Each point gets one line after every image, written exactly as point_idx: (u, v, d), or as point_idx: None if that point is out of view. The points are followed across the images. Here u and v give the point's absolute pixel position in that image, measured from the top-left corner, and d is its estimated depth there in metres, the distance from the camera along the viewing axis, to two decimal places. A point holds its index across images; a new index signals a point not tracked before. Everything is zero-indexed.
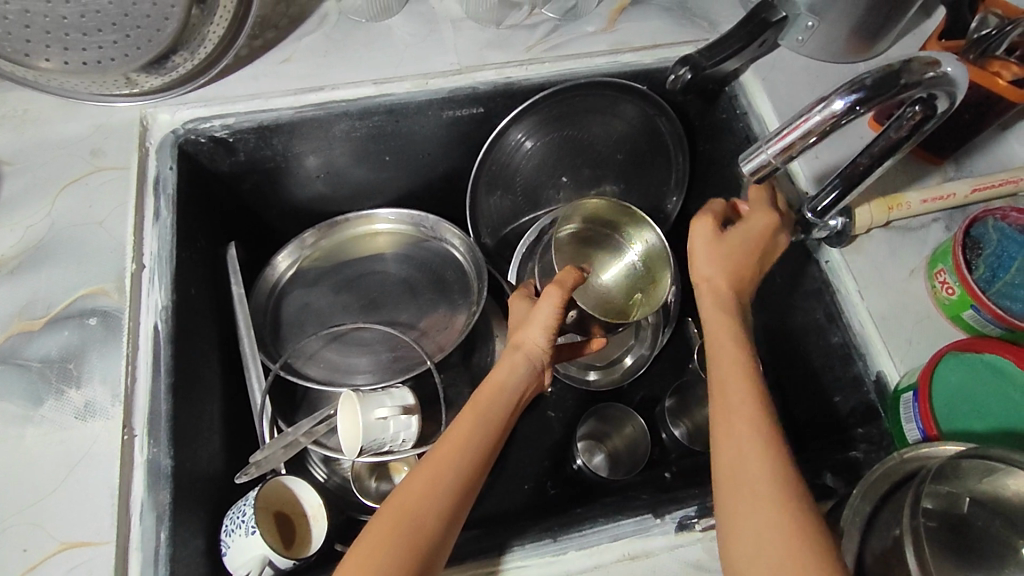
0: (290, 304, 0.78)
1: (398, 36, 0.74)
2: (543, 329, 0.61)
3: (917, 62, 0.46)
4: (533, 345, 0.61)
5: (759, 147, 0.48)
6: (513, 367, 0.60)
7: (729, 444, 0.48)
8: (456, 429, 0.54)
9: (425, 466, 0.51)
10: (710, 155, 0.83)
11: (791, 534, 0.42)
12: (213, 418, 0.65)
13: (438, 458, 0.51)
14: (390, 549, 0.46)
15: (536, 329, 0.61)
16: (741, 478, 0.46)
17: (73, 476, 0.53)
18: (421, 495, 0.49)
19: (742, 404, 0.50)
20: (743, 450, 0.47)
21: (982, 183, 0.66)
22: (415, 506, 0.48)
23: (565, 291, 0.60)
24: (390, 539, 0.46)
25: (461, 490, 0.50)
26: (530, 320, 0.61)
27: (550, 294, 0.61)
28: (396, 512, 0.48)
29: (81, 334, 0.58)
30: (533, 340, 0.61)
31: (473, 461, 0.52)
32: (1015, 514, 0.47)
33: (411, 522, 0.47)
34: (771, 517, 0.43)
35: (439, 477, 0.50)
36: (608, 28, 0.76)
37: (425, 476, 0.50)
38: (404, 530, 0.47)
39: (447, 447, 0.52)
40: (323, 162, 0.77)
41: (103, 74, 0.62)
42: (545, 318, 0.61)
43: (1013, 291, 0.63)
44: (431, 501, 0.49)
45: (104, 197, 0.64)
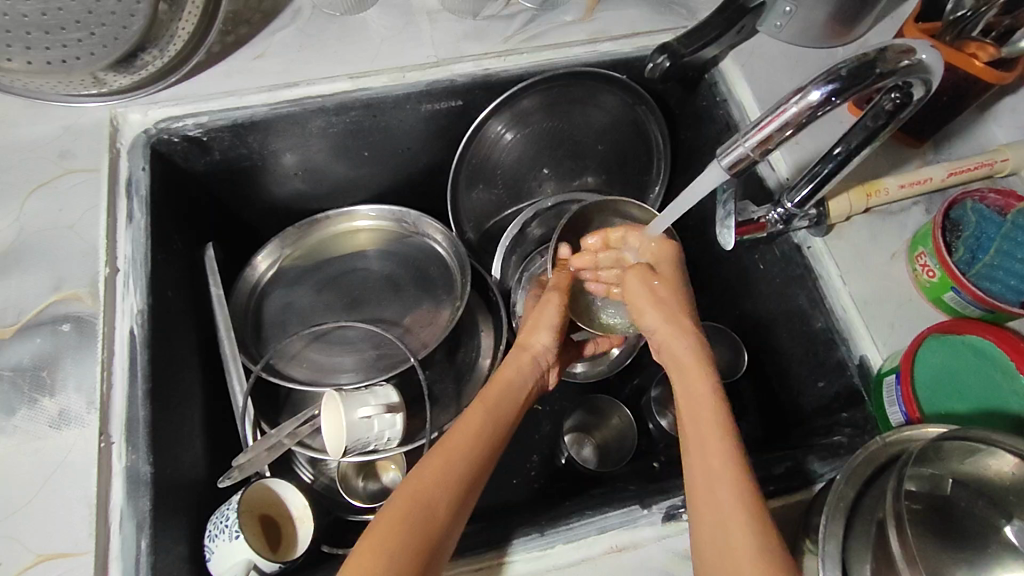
0: (271, 304, 0.77)
1: (374, 30, 0.72)
2: (546, 330, 0.65)
3: (890, 51, 0.45)
4: (536, 347, 0.66)
5: (737, 141, 0.48)
6: (520, 366, 0.64)
7: (704, 456, 0.51)
8: (461, 423, 0.57)
9: (435, 456, 0.53)
10: (691, 143, 0.83)
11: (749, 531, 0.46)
12: (195, 423, 0.64)
13: (445, 450, 0.53)
14: (397, 539, 0.47)
15: (542, 332, 0.66)
16: (716, 491, 0.49)
17: (49, 485, 0.52)
18: (429, 485, 0.51)
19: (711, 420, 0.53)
20: (720, 461, 0.50)
21: (957, 167, 0.66)
22: (424, 494, 0.50)
23: (562, 294, 0.65)
24: (398, 529, 0.47)
25: (467, 483, 0.52)
26: (537, 323, 0.66)
27: (550, 302, 0.66)
28: (405, 502, 0.49)
29: (54, 341, 0.57)
30: (538, 342, 0.66)
31: (474, 460, 0.54)
32: (998, 493, 0.47)
33: (420, 510, 0.49)
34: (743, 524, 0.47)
35: (446, 469, 0.52)
36: (586, 17, 0.75)
37: (436, 465, 0.52)
38: (414, 519, 0.48)
39: (454, 440, 0.54)
40: (301, 159, 0.76)
41: (69, 74, 0.60)
42: (549, 321, 0.65)
43: (992, 272, 0.62)
44: (438, 492, 0.51)
45: (75, 200, 0.62)
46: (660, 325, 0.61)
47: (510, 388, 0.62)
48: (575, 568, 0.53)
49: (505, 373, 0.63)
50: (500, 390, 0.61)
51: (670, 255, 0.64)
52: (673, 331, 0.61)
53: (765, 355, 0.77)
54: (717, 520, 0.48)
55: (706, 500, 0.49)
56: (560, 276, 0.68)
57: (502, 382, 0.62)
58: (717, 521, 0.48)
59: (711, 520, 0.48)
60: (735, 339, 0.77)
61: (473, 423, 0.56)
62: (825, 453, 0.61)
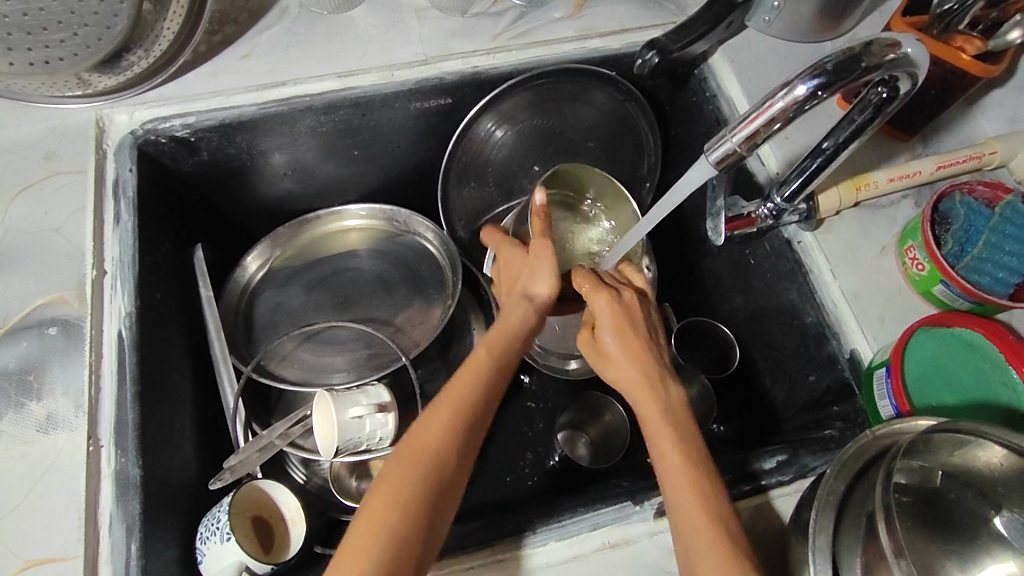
0: (262, 305, 0.76)
1: (362, 28, 0.72)
2: (548, 276, 0.60)
3: (876, 44, 0.45)
4: (540, 295, 0.60)
5: (724, 136, 0.48)
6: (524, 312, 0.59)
7: (667, 470, 0.52)
8: (464, 368, 0.55)
9: (440, 406, 0.52)
10: (681, 139, 0.82)
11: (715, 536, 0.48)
12: (185, 426, 0.63)
13: (451, 397, 0.53)
14: (410, 490, 0.48)
15: (542, 281, 0.60)
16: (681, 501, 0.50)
17: (37, 490, 0.52)
18: (437, 434, 0.51)
19: (663, 430, 0.54)
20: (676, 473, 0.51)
21: (946, 160, 0.66)
22: (433, 443, 0.50)
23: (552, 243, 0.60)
24: (411, 481, 0.48)
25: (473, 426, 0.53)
26: (535, 270, 0.61)
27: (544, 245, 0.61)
28: (414, 452, 0.50)
29: (41, 345, 0.57)
30: (540, 290, 0.60)
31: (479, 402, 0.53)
32: (987, 486, 0.47)
33: (428, 459, 0.50)
34: (707, 535, 0.48)
35: (453, 417, 0.52)
36: (575, 13, 0.75)
37: (442, 414, 0.52)
38: (421, 471, 0.49)
39: (456, 386, 0.54)
40: (290, 159, 0.76)
41: (53, 75, 0.59)
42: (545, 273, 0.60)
43: (980, 265, 0.62)
44: (447, 440, 0.51)
45: (61, 202, 0.62)
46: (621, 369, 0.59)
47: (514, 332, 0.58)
48: (567, 565, 0.53)
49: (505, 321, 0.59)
50: (501, 336, 0.58)
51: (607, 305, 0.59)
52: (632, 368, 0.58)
53: (756, 349, 0.77)
54: (683, 529, 0.49)
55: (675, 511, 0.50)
56: (542, 220, 0.62)
57: (504, 324, 0.59)
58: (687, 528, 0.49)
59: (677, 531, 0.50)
60: (726, 337, 0.78)
61: (473, 369, 0.55)
62: (816, 447, 0.61)
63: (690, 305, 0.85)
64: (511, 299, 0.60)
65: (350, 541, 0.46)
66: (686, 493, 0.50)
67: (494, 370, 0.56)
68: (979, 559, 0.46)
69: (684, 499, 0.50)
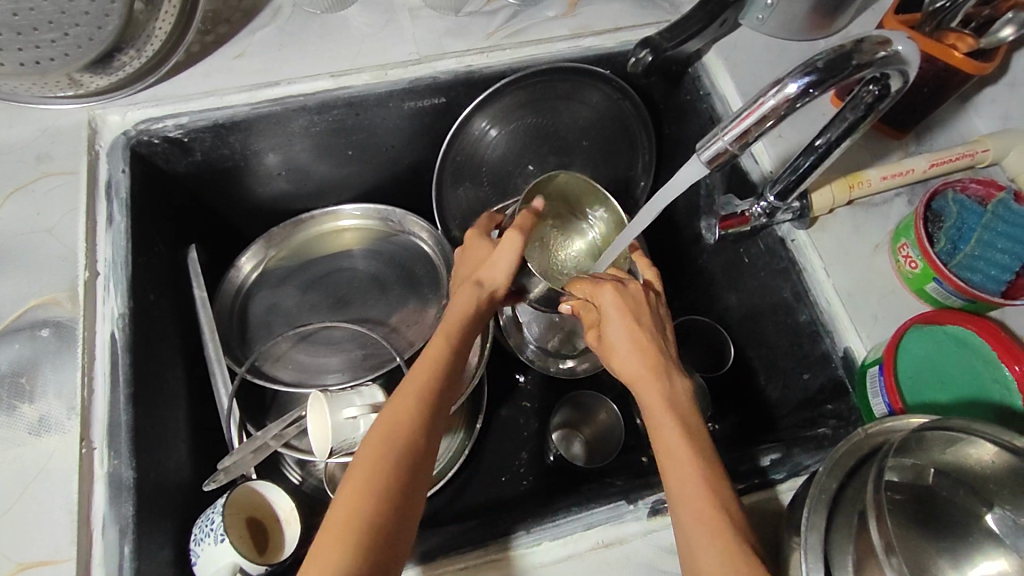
0: (256, 305, 0.76)
1: (355, 28, 0.72)
2: (506, 266, 0.62)
3: (867, 42, 0.45)
4: (491, 283, 0.62)
5: (716, 134, 0.48)
6: (474, 304, 0.60)
7: (673, 460, 0.52)
8: (420, 358, 0.56)
9: (400, 396, 0.53)
10: (676, 137, 0.82)
11: (714, 528, 0.47)
12: (179, 427, 0.63)
13: (410, 386, 0.54)
14: (377, 478, 0.48)
15: (501, 272, 0.62)
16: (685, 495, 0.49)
17: (30, 492, 0.52)
18: (398, 422, 0.52)
19: (670, 424, 0.54)
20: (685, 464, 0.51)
21: (940, 158, 0.66)
22: (396, 430, 0.51)
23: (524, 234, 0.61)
24: (377, 469, 0.49)
25: (434, 412, 0.53)
26: (495, 261, 0.62)
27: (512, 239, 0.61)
28: (379, 441, 0.50)
29: (33, 347, 0.57)
30: (496, 280, 0.62)
31: (437, 388, 0.54)
32: (978, 483, 0.47)
33: (392, 446, 0.50)
34: (711, 524, 0.47)
35: (415, 405, 0.53)
36: (569, 12, 0.75)
37: (404, 401, 0.53)
38: (387, 457, 0.50)
39: (414, 375, 0.55)
40: (283, 159, 0.75)
41: (44, 76, 0.59)
42: (509, 260, 0.62)
43: (973, 263, 0.62)
44: (411, 427, 0.52)
45: (53, 204, 0.62)
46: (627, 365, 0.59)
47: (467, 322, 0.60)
48: (561, 565, 0.53)
49: (455, 312, 0.60)
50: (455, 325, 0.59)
51: (608, 300, 0.61)
52: (643, 363, 0.58)
53: (751, 348, 0.77)
54: (687, 518, 0.49)
55: (679, 499, 0.50)
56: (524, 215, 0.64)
57: (454, 313, 0.60)
58: (692, 520, 0.48)
59: (680, 520, 0.49)
60: (723, 338, 0.77)
61: (434, 356, 0.56)
62: (810, 445, 0.62)
63: (685, 303, 0.85)
64: (463, 290, 0.61)
65: (323, 535, 0.46)
66: (692, 482, 0.50)
67: (449, 357, 0.57)
68: (970, 556, 0.47)
69: (690, 488, 0.50)
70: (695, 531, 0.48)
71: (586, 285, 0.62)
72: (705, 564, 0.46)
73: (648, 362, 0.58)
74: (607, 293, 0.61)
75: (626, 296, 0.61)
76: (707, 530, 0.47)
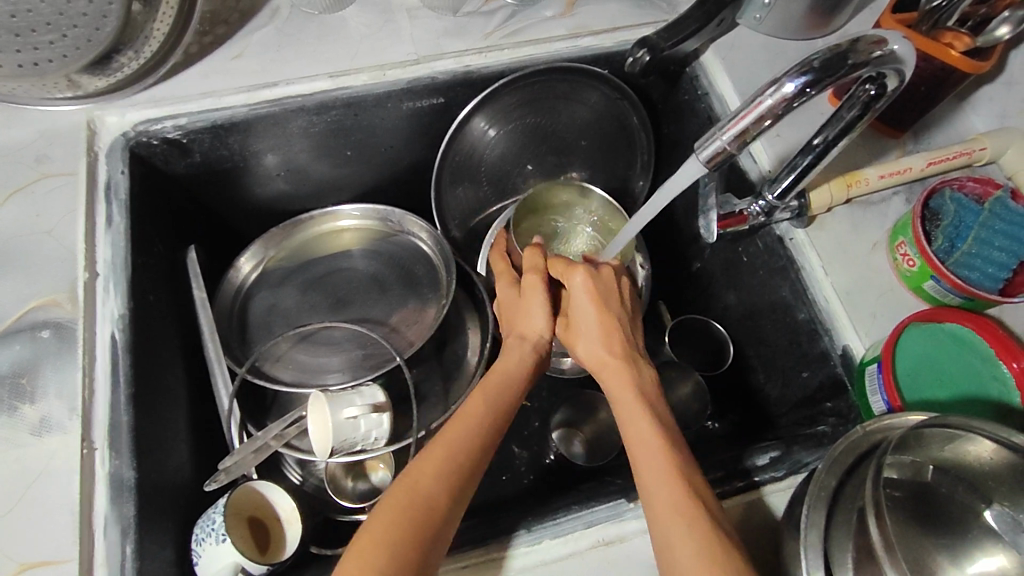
0: (256, 306, 0.76)
1: (354, 28, 0.72)
2: (540, 313, 0.65)
3: (863, 41, 0.45)
4: (534, 334, 0.65)
5: (714, 134, 0.48)
6: (523, 356, 0.63)
7: (645, 454, 0.52)
8: (456, 419, 0.56)
9: (429, 455, 0.53)
10: (674, 137, 0.83)
11: (692, 524, 0.47)
12: (180, 427, 0.63)
13: (443, 446, 0.53)
14: (394, 534, 0.47)
15: (536, 321, 0.65)
16: (657, 489, 0.50)
17: (32, 493, 0.52)
18: (427, 475, 0.51)
19: (636, 410, 0.56)
20: (655, 457, 0.52)
21: (936, 157, 0.66)
22: (422, 488, 0.50)
23: (542, 276, 0.65)
24: (396, 525, 0.48)
25: (466, 474, 0.53)
26: (527, 309, 0.65)
27: (534, 284, 0.65)
28: (403, 497, 0.49)
29: (34, 348, 0.57)
30: (535, 328, 0.65)
31: (470, 452, 0.54)
32: (976, 479, 0.47)
33: (421, 499, 0.50)
34: (688, 519, 0.47)
35: (444, 464, 0.52)
36: (566, 12, 0.75)
37: (437, 455, 0.53)
38: (413, 509, 0.49)
39: (448, 435, 0.54)
40: (282, 160, 0.75)
41: (42, 77, 0.59)
42: (539, 307, 0.65)
43: (971, 260, 0.62)
44: (442, 481, 0.51)
45: (52, 205, 0.62)
46: (594, 353, 0.62)
47: (511, 381, 0.61)
48: (562, 563, 0.54)
49: (501, 367, 0.62)
50: (499, 385, 0.60)
51: (580, 286, 0.63)
52: (608, 352, 0.62)
53: (750, 346, 0.77)
54: (662, 513, 0.48)
55: (655, 495, 0.50)
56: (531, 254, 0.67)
57: (500, 372, 0.61)
58: (666, 515, 0.48)
59: (657, 517, 0.49)
60: (721, 335, 0.78)
61: (472, 413, 0.57)
62: (810, 443, 0.62)
63: (684, 302, 0.86)
64: (510, 343, 0.64)
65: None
66: (668, 477, 0.50)
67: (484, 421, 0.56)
68: (970, 552, 0.47)
69: (665, 484, 0.50)
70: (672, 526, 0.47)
71: (560, 266, 0.64)
72: (683, 559, 0.46)
73: (611, 350, 0.62)
74: (580, 276, 0.63)
75: (597, 283, 0.63)
76: (687, 524, 0.47)
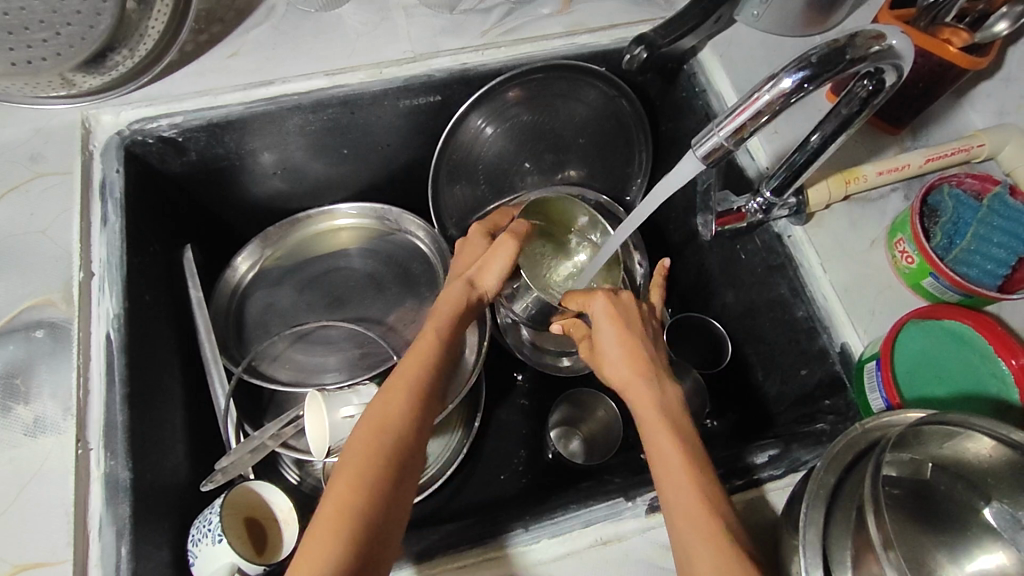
0: (252, 305, 0.76)
1: (350, 26, 0.71)
2: (500, 271, 0.63)
3: (861, 36, 0.45)
4: (485, 286, 0.63)
5: (711, 130, 0.48)
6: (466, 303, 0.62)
7: (667, 470, 0.51)
8: (408, 357, 0.56)
9: (388, 395, 0.53)
10: (672, 134, 0.82)
11: (707, 522, 0.48)
12: (176, 427, 0.63)
13: (400, 383, 0.54)
14: (368, 473, 0.48)
15: (492, 275, 0.63)
16: (674, 491, 0.50)
17: (26, 493, 0.52)
18: (389, 412, 0.52)
19: (659, 427, 0.54)
20: (679, 471, 0.51)
21: (935, 153, 0.66)
22: (387, 425, 0.51)
23: (519, 242, 0.63)
24: (368, 465, 0.49)
25: (424, 408, 0.54)
26: (489, 264, 0.64)
27: (506, 243, 0.63)
28: (369, 438, 0.50)
29: (27, 348, 0.56)
30: (489, 284, 0.64)
31: (423, 386, 0.55)
32: (974, 476, 0.47)
33: (386, 434, 0.51)
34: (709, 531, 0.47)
35: (404, 402, 0.53)
36: (564, 9, 0.75)
37: (397, 390, 0.54)
38: (381, 447, 0.50)
39: (403, 374, 0.55)
40: (278, 159, 0.75)
41: (36, 75, 0.59)
42: (502, 263, 0.63)
43: (969, 257, 0.62)
44: (403, 417, 0.52)
45: (47, 204, 0.61)
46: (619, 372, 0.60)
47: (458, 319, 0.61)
48: (560, 562, 0.53)
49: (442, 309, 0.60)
50: (444, 323, 0.59)
51: (599, 310, 0.62)
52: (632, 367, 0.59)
53: (748, 344, 0.77)
54: (683, 526, 0.48)
55: (677, 508, 0.49)
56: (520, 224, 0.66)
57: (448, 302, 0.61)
58: (683, 516, 0.49)
59: (678, 528, 0.49)
60: (719, 333, 0.77)
61: (424, 346, 0.57)
62: (808, 441, 0.62)
63: (682, 301, 0.85)
64: (456, 287, 0.62)
65: (316, 529, 0.45)
66: (688, 489, 0.50)
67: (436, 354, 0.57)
68: (969, 550, 0.47)
69: (685, 496, 0.49)
70: (692, 537, 0.47)
71: (578, 298, 0.65)
72: (699, 557, 0.46)
73: (637, 367, 0.59)
74: (598, 304, 0.63)
75: (616, 306, 0.63)
76: (700, 523, 0.48)
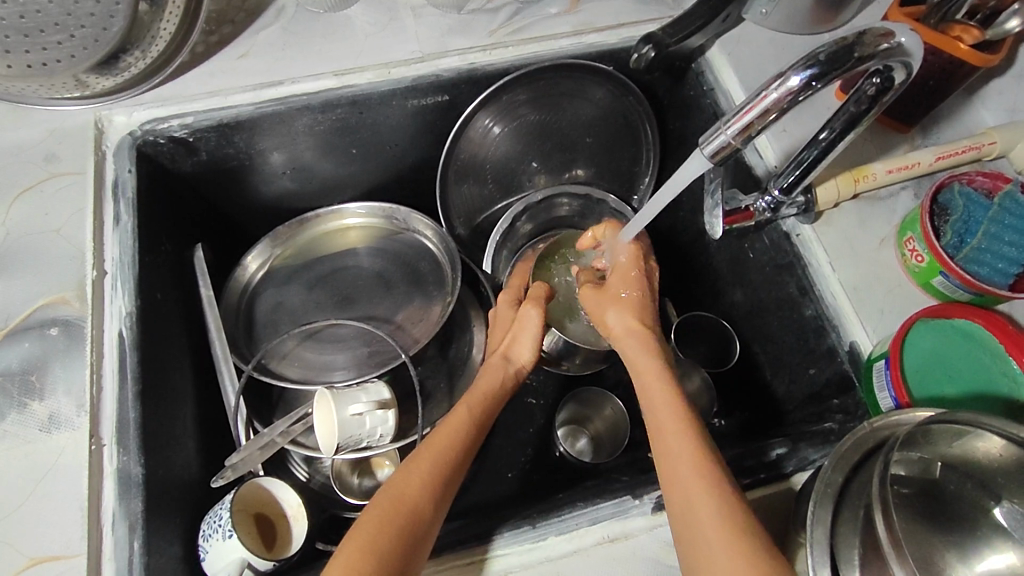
0: (263, 304, 0.77)
1: (358, 27, 0.72)
2: (530, 344, 0.68)
3: (869, 34, 0.45)
4: (518, 359, 0.68)
5: (718, 129, 0.48)
6: (502, 376, 0.65)
7: (667, 446, 0.52)
8: (436, 433, 0.57)
9: (413, 465, 0.53)
10: (680, 133, 0.82)
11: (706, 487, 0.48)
12: (188, 424, 0.64)
13: (427, 455, 0.54)
14: (384, 536, 0.47)
15: (525, 347, 0.68)
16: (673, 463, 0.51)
17: (40, 489, 0.52)
18: (411, 484, 0.52)
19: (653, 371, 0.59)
20: (698, 500, 0.48)
21: (945, 151, 0.66)
22: (407, 499, 0.51)
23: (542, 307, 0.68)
24: (385, 526, 0.48)
25: (449, 483, 0.54)
26: (518, 336, 0.68)
27: (531, 315, 0.68)
28: (390, 504, 0.50)
29: (42, 346, 0.57)
30: (523, 356, 0.68)
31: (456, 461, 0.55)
32: (987, 476, 0.47)
33: (405, 507, 0.50)
34: (735, 561, 0.44)
35: (429, 472, 0.53)
36: (571, 9, 0.75)
37: (423, 462, 0.54)
38: (397, 518, 0.49)
39: (429, 448, 0.55)
40: (288, 158, 0.76)
41: (51, 77, 0.59)
42: (531, 333, 0.68)
43: (980, 256, 0.61)
44: (425, 491, 0.52)
45: (60, 205, 0.62)
46: (623, 320, 0.65)
47: (489, 401, 0.62)
48: (568, 559, 0.54)
49: (484, 384, 0.64)
50: (480, 400, 0.62)
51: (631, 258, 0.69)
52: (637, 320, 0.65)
53: (757, 343, 0.77)
54: (705, 554, 0.46)
55: (682, 510, 0.49)
56: (538, 286, 0.71)
57: (485, 388, 0.63)
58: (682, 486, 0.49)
59: (697, 558, 0.46)
60: (725, 330, 0.78)
61: (456, 423, 0.58)
62: (817, 440, 0.61)
63: (691, 300, 0.86)
64: (493, 362, 0.66)
65: None
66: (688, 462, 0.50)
67: (466, 437, 0.58)
68: (979, 549, 0.47)
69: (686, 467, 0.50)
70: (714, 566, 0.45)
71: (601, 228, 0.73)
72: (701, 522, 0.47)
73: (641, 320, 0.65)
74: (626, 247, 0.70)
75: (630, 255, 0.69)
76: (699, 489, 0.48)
